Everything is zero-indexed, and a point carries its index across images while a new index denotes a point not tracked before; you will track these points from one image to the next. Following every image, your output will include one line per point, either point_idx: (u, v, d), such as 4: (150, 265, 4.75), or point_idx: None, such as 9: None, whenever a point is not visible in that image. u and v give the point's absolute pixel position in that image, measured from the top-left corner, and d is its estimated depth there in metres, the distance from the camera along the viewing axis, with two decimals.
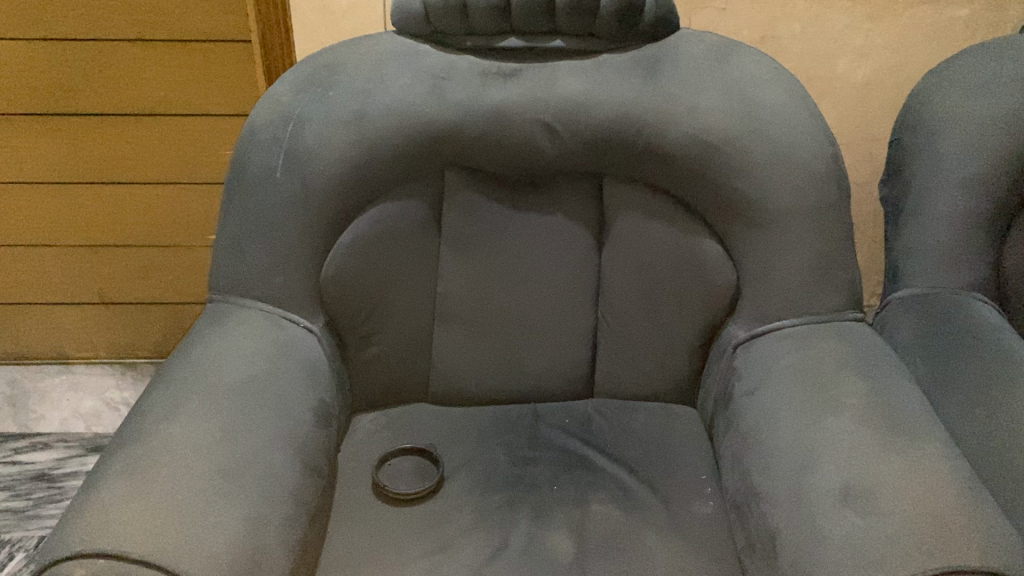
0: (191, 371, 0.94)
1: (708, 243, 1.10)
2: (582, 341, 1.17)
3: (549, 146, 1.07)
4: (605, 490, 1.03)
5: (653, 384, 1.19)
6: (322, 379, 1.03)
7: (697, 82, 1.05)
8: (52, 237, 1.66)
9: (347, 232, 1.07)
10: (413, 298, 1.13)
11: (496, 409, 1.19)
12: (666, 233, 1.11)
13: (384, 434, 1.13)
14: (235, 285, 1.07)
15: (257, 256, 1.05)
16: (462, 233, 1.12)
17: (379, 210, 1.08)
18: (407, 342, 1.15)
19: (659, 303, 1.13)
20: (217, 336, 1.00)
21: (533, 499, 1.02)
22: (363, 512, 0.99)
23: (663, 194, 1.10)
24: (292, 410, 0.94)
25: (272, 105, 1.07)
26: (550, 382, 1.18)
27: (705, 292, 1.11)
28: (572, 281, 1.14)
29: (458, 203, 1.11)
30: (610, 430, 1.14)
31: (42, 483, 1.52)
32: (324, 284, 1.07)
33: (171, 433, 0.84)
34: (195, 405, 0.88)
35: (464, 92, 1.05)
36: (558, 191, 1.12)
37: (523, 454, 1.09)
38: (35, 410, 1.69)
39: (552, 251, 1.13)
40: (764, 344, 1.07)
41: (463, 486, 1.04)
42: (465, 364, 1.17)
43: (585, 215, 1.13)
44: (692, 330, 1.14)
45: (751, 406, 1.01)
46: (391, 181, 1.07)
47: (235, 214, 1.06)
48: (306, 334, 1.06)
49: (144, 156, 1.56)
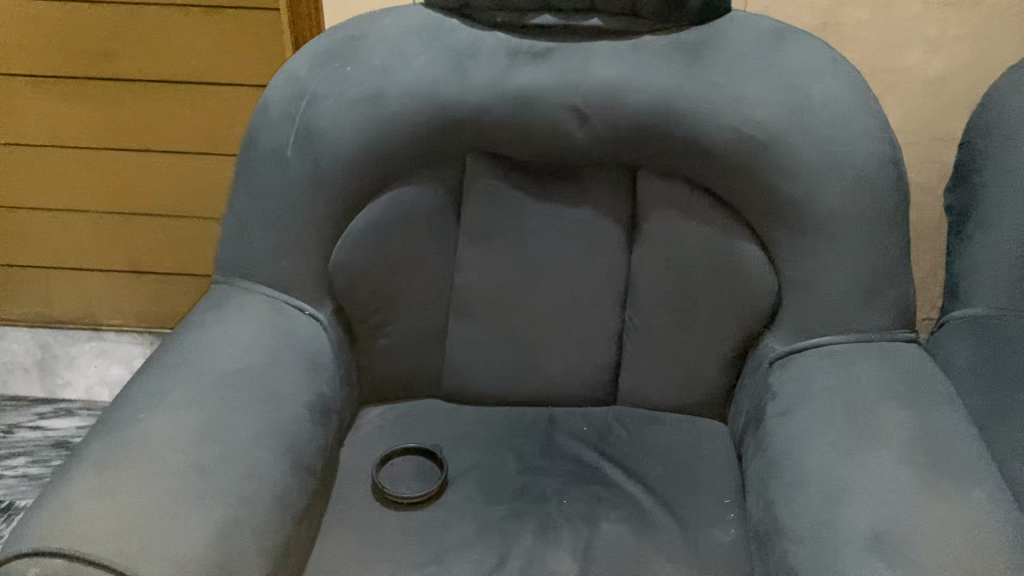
0: (181, 358, 0.89)
1: (749, 247, 1.01)
2: (606, 344, 1.09)
3: (580, 134, 1.00)
4: (618, 508, 0.96)
5: (681, 396, 1.09)
6: (324, 371, 0.97)
7: (744, 70, 0.96)
8: (84, 203, 1.64)
9: (360, 217, 1.01)
10: (427, 289, 1.07)
11: (511, 411, 1.12)
12: (701, 233, 1.02)
13: (390, 430, 1.07)
14: (239, 268, 1.01)
15: (263, 238, 0.99)
16: (482, 222, 1.05)
17: (394, 194, 1.02)
18: (420, 335, 1.08)
19: (691, 308, 1.05)
20: (214, 322, 0.95)
21: (538, 512, 0.96)
22: (359, 517, 0.94)
23: (702, 191, 1.02)
24: (287, 403, 0.89)
25: (287, 79, 1.01)
26: (570, 385, 1.10)
27: (743, 300, 1.02)
28: (597, 280, 1.07)
29: (479, 190, 1.04)
30: (630, 442, 1.06)
31: (61, 450, 1.51)
32: (332, 270, 1.02)
33: (151, 424, 0.80)
34: (180, 395, 0.84)
35: (489, 72, 0.98)
36: (587, 181, 1.05)
37: (533, 462, 1.02)
38: (63, 375, 1.68)
39: (578, 246, 1.06)
40: (804, 360, 0.97)
41: (466, 492, 0.98)
42: (479, 362, 1.10)
43: (616, 208, 1.05)
44: (726, 339, 1.05)
45: (782, 429, 0.93)
46: (409, 165, 1.01)
47: (243, 192, 1.01)
48: (310, 322, 1.00)
49: (174, 124, 1.53)
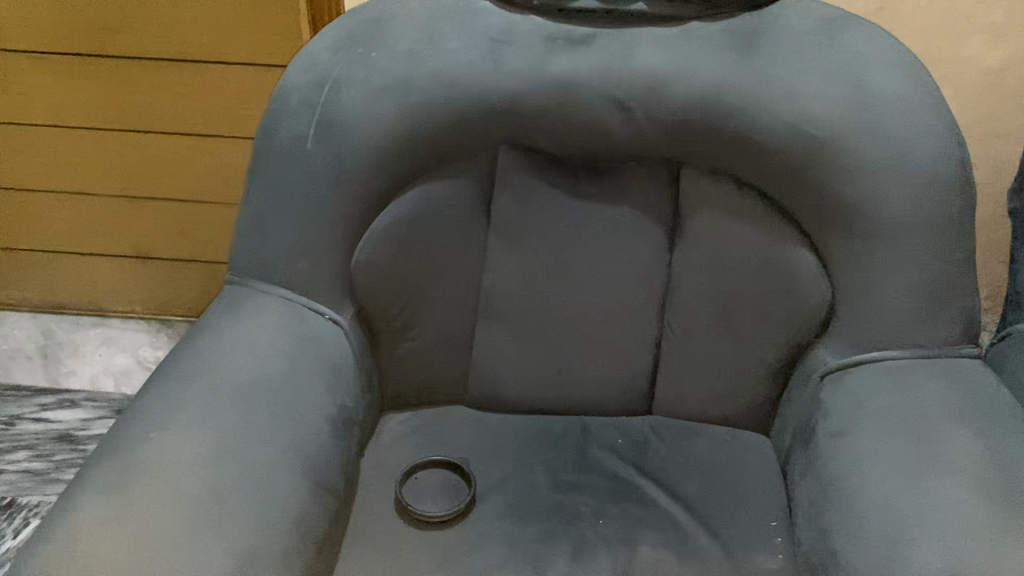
0: (194, 368, 0.82)
1: (800, 252, 0.94)
2: (643, 352, 1.02)
3: (621, 129, 0.92)
4: (657, 530, 0.90)
5: (721, 407, 1.03)
6: (347, 381, 0.91)
7: (802, 62, 0.89)
8: (89, 186, 1.58)
9: (385, 215, 0.95)
10: (454, 291, 1.00)
11: (540, 420, 1.05)
12: (749, 236, 0.96)
13: (414, 440, 1.01)
14: (254, 268, 0.95)
15: (280, 236, 0.93)
16: (513, 221, 0.98)
17: (421, 191, 0.95)
18: (445, 339, 1.02)
19: (736, 315, 0.99)
20: (229, 326, 0.88)
21: (573, 533, 0.90)
22: (383, 538, 0.89)
23: (752, 192, 0.95)
24: (307, 417, 0.83)
25: (306, 65, 0.94)
26: (603, 394, 1.04)
27: (793, 308, 0.96)
28: (635, 284, 1.00)
29: (511, 187, 0.97)
30: (668, 456, 1.00)
31: (65, 444, 1.46)
32: (354, 272, 0.95)
33: (163, 443, 0.74)
34: (194, 411, 0.77)
35: (525, 60, 0.90)
36: (627, 177, 0.97)
37: (566, 477, 0.97)
38: (66, 364, 1.63)
39: (615, 248, 0.99)
40: (859, 376, 0.91)
41: (496, 510, 0.92)
42: (508, 368, 1.03)
43: (657, 207, 0.98)
44: (773, 349, 0.99)
45: (836, 451, 0.87)
46: (438, 159, 0.94)
47: (259, 186, 0.94)
48: (331, 327, 0.94)
49: (183, 104, 1.45)
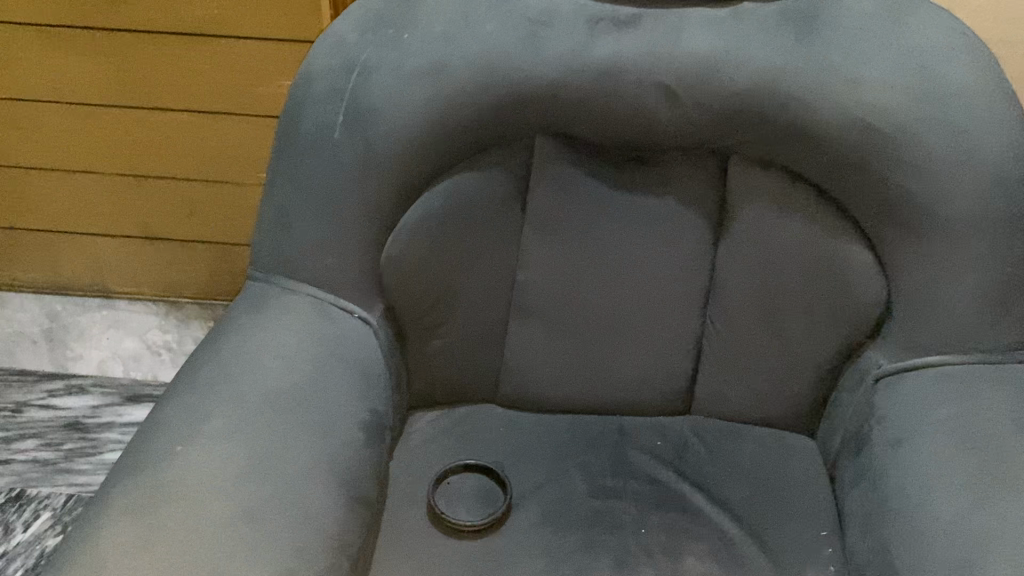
0: (219, 375, 0.78)
1: (855, 249, 0.89)
2: (684, 350, 0.98)
3: (668, 118, 0.87)
4: (703, 540, 0.87)
5: (765, 408, 0.99)
6: (377, 384, 0.87)
7: (864, 47, 0.83)
8: (95, 165, 1.52)
9: (416, 208, 0.89)
10: (487, 287, 0.95)
11: (575, 420, 1.01)
12: (801, 231, 0.91)
13: (445, 442, 0.97)
14: (278, 264, 0.89)
15: (306, 232, 0.87)
16: (551, 213, 0.93)
17: (454, 182, 0.90)
18: (477, 337, 0.97)
19: (784, 313, 0.94)
20: (254, 328, 0.83)
21: (615, 544, 0.86)
22: (417, 549, 0.85)
23: (805, 184, 0.90)
24: (339, 426, 0.79)
25: (332, 47, 0.88)
26: (642, 394, 1.00)
27: (845, 307, 0.91)
28: (678, 280, 0.95)
29: (549, 177, 0.92)
30: (711, 460, 0.96)
31: (74, 433, 1.42)
32: (384, 268, 0.90)
33: (189, 459, 0.70)
34: (221, 424, 0.73)
35: (567, 43, 0.84)
36: (672, 168, 0.92)
37: (604, 483, 0.93)
38: (73, 348, 1.58)
39: (657, 242, 0.94)
40: (917, 381, 0.87)
41: (533, 519, 0.89)
42: (543, 367, 0.99)
43: (703, 200, 0.93)
44: (822, 349, 0.94)
45: (894, 463, 0.83)
46: (473, 148, 0.89)
47: (283, 177, 0.89)
48: (359, 326, 0.89)
49: (193, 80, 1.39)
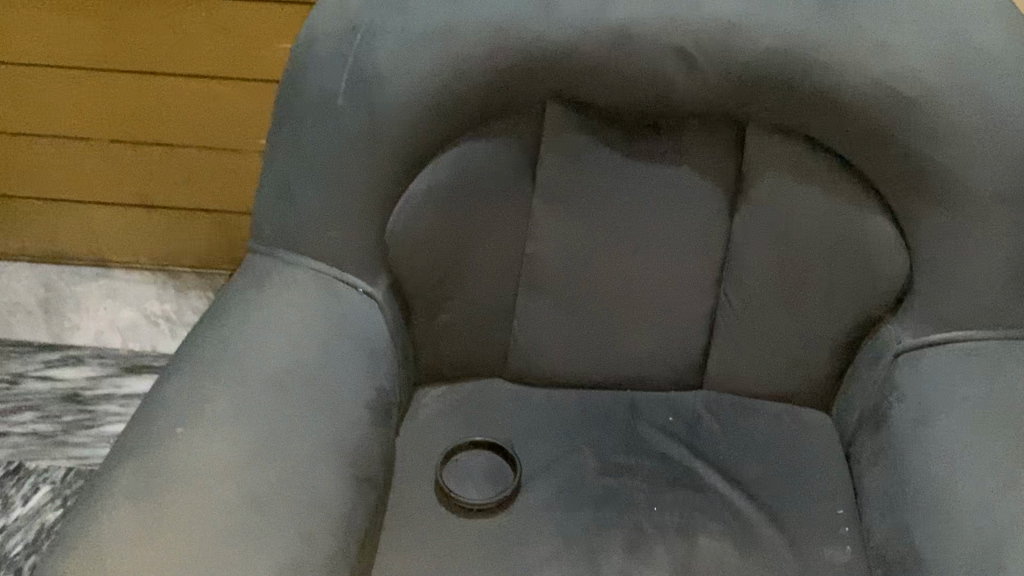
0: (221, 353, 0.75)
1: (877, 220, 0.86)
2: (698, 324, 0.95)
3: (685, 84, 0.83)
4: (717, 519, 0.85)
5: (780, 383, 0.96)
6: (384, 360, 0.84)
7: (893, 10, 0.80)
8: (89, 132, 1.48)
9: (423, 178, 0.86)
10: (496, 259, 0.92)
11: (585, 395, 0.99)
12: (821, 202, 0.88)
13: (452, 418, 0.94)
14: (279, 236, 0.86)
15: (310, 203, 0.84)
16: (562, 183, 0.90)
17: (463, 151, 0.86)
18: (486, 311, 0.95)
19: (801, 287, 0.91)
20: (257, 303, 0.80)
21: (627, 522, 0.85)
22: (426, 527, 0.83)
23: (826, 153, 0.86)
24: (345, 405, 0.77)
25: (335, 10, 0.85)
26: (654, 369, 0.97)
27: (865, 281, 0.89)
28: (693, 252, 0.92)
29: (561, 146, 0.89)
30: (724, 436, 0.94)
31: (73, 404, 1.40)
32: (390, 240, 0.87)
33: (194, 442, 0.68)
34: (225, 405, 0.71)
35: (581, 5, 0.80)
36: (687, 136, 0.89)
37: (616, 461, 0.90)
38: (70, 318, 1.55)
39: (672, 213, 0.91)
40: (939, 358, 0.85)
41: (544, 497, 0.87)
42: (553, 341, 0.96)
43: (719, 169, 0.90)
44: (840, 323, 0.92)
45: (917, 442, 0.81)
46: (481, 115, 0.85)
47: (284, 147, 0.85)
48: (364, 300, 0.86)
49: (190, 45, 1.35)
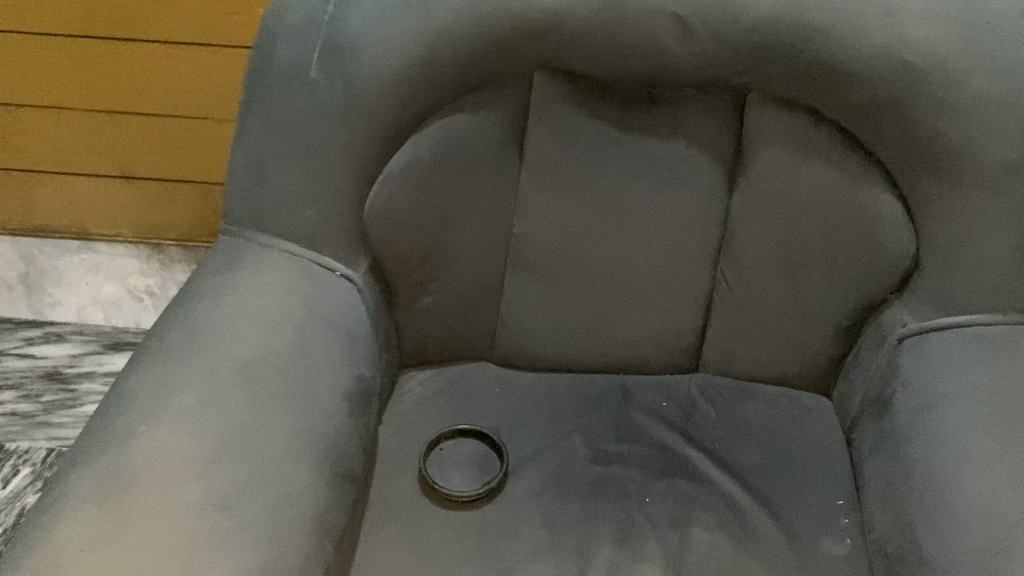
0: (189, 341, 0.71)
1: (883, 197, 0.82)
2: (693, 305, 0.91)
3: (680, 52, 0.78)
4: (711, 510, 0.82)
5: (779, 365, 0.92)
6: (364, 346, 0.80)
7: None
8: (63, 100, 1.42)
9: (403, 154, 0.81)
10: (482, 238, 0.88)
11: (576, 378, 0.95)
12: (824, 178, 0.83)
13: (437, 403, 0.90)
14: (252, 217, 0.82)
15: (283, 181, 0.80)
16: (550, 158, 0.85)
17: (445, 125, 0.81)
18: (472, 293, 0.91)
19: (802, 266, 0.87)
20: (228, 287, 0.76)
21: (618, 513, 0.81)
22: (409, 520, 0.80)
23: (830, 126, 0.82)
24: (321, 395, 0.72)
25: None
26: (648, 351, 0.93)
27: (870, 260, 0.84)
28: (690, 230, 0.88)
29: (549, 120, 0.84)
30: (721, 422, 0.90)
31: (53, 383, 1.37)
32: (369, 220, 0.82)
33: (156, 438, 0.64)
34: (192, 396, 0.67)
35: None
36: (683, 107, 0.84)
37: (607, 448, 0.87)
38: (51, 293, 1.51)
39: (667, 190, 0.86)
40: (946, 344, 0.81)
41: (532, 487, 0.83)
42: (542, 323, 0.92)
43: (717, 143, 0.85)
44: (842, 304, 0.88)
45: (922, 431, 0.77)
46: (465, 87, 0.80)
47: (256, 120, 0.80)
48: (342, 283, 0.82)
49: (160, 7, 1.29)
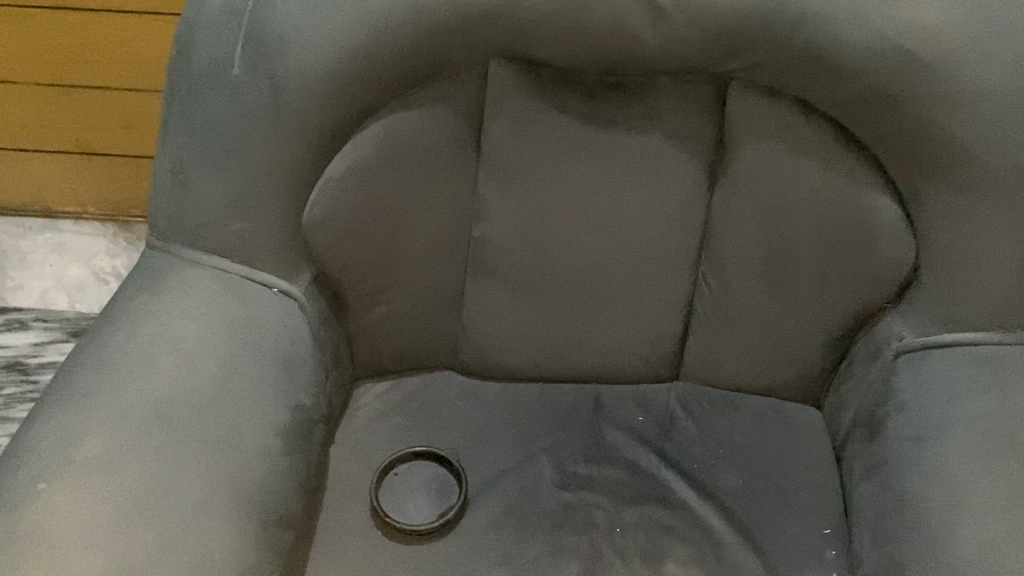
0: (98, 381, 0.65)
1: (878, 198, 0.73)
2: (672, 312, 0.83)
3: (651, 38, 0.68)
4: (686, 542, 0.76)
5: (765, 375, 0.85)
6: (304, 371, 0.73)
7: None
8: (11, 69, 1.33)
9: (342, 158, 0.73)
10: (437, 244, 0.80)
11: (546, 390, 0.88)
12: (813, 177, 0.74)
13: (394, 421, 0.84)
14: (178, 230, 0.74)
15: (209, 191, 0.72)
16: (509, 157, 0.76)
17: (388, 125, 0.73)
18: (429, 302, 0.83)
19: (789, 273, 0.79)
20: (145, 317, 0.70)
21: (585, 546, 0.75)
22: (358, 556, 0.74)
23: (822, 120, 0.73)
24: (249, 435, 0.66)
25: None
26: (622, 361, 0.86)
27: (864, 268, 0.76)
28: (667, 233, 0.79)
29: (506, 114, 0.74)
30: (699, 440, 0.83)
31: (15, 375, 1.30)
32: (308, 231, 0.74)
33: (55, 501, 0.58)
34: (97, 447, 0.61)
35: None
36: (658, 97, 0.74)
37: (576, 471, 0.81)
38: (12, 277, 1.39)
39: (641, 189, 0.77)
40: (947, 364, 0.73)
41: (493, 516, 0.77)
42: (507, 333, 0.84)
43: (697, 136, 0.75)
44: (832, 314, 0.80)
45: (916, 463, 0.70)
46: (409, 81, 0.71)
47: (178, 124, 0.72)
48: (280, 301, 0.75)
49: None
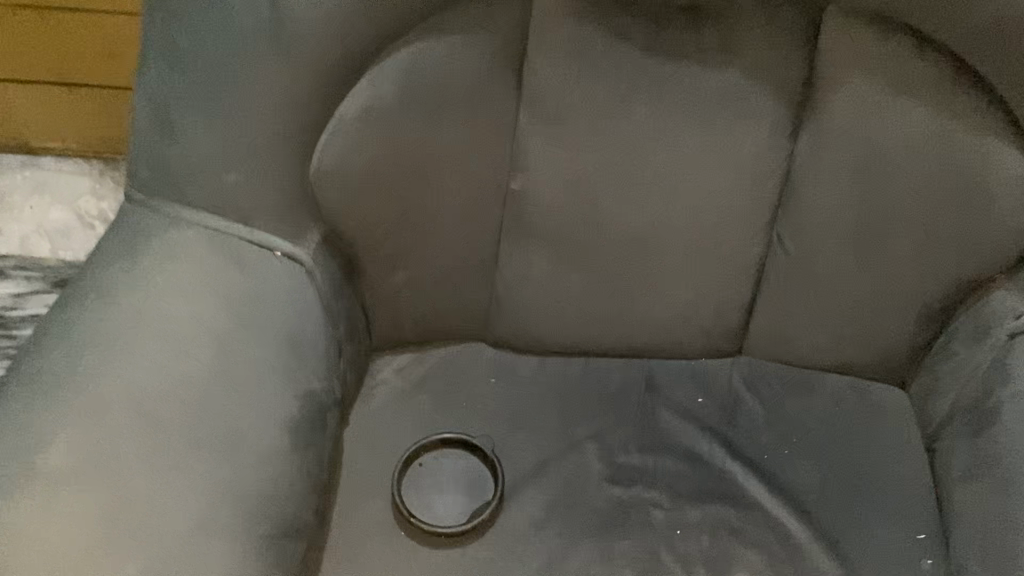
0: (70, 375, 0.54)
1: (1002, 149, 0.62)
2: (741, 279, 0.71)
3: None
4: (757, 548, 0.67)
5: (845, 352, 0.73)
6: (314, 351, 0.62)
7: None
8: None
9: (358, 97, 0.60)
10: (467, 197, 0.67)
11: (590, 365, 0.76)
12: (924, 124, 0.62)
13: (418, 403, 0.73)
14: (165, 184, 0.62)
15: (200, 139, 0.60)
16: (557, 96, 0.63)
17: (412, 57, 0.60)
18: (456, 266, 0.70)
19: (887, 239, 0.67)
20: (125, 292, 0.58)
21: (641, 552, 0.66)
22: (384, 563, 0.65)
23: (941, 55, 0.60)
24: (254, 434, 0.56)
25: None
26: (680, 334, 0.74)
27: (976, 233, 0.65)
28: (743, 188, 0.66)
29: (556, 44, 0.61)
30: (768, 426, 0.73)
31: None
32: (318, 185, 0.62)
33: (16, 529, 0.48)
34: (70, 459, 0.50)
35: None
36: (739, 25, 0.61)
37: (628, 463, 0.71)
38: None
39: (715, 137, 0.64)
40: None
41: (536, 515, 0.68)
42: (547, 302, 0.72)
43: (785, 74, 0.63)
44: (931, 285, 0.68)
45: None
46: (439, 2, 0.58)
47: (159, 56, 0.59)
48: (286, 269, 0.63)
49: None
